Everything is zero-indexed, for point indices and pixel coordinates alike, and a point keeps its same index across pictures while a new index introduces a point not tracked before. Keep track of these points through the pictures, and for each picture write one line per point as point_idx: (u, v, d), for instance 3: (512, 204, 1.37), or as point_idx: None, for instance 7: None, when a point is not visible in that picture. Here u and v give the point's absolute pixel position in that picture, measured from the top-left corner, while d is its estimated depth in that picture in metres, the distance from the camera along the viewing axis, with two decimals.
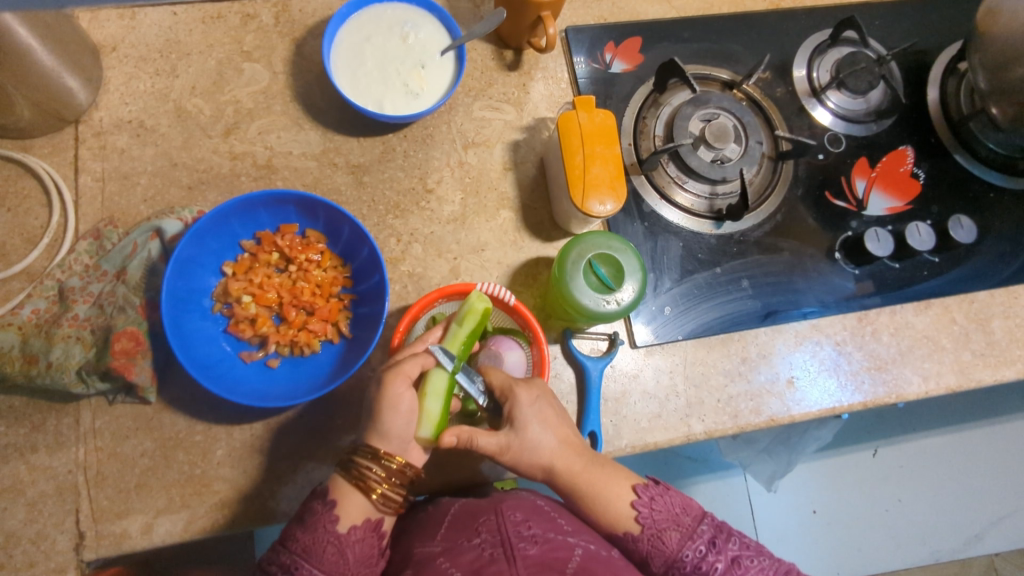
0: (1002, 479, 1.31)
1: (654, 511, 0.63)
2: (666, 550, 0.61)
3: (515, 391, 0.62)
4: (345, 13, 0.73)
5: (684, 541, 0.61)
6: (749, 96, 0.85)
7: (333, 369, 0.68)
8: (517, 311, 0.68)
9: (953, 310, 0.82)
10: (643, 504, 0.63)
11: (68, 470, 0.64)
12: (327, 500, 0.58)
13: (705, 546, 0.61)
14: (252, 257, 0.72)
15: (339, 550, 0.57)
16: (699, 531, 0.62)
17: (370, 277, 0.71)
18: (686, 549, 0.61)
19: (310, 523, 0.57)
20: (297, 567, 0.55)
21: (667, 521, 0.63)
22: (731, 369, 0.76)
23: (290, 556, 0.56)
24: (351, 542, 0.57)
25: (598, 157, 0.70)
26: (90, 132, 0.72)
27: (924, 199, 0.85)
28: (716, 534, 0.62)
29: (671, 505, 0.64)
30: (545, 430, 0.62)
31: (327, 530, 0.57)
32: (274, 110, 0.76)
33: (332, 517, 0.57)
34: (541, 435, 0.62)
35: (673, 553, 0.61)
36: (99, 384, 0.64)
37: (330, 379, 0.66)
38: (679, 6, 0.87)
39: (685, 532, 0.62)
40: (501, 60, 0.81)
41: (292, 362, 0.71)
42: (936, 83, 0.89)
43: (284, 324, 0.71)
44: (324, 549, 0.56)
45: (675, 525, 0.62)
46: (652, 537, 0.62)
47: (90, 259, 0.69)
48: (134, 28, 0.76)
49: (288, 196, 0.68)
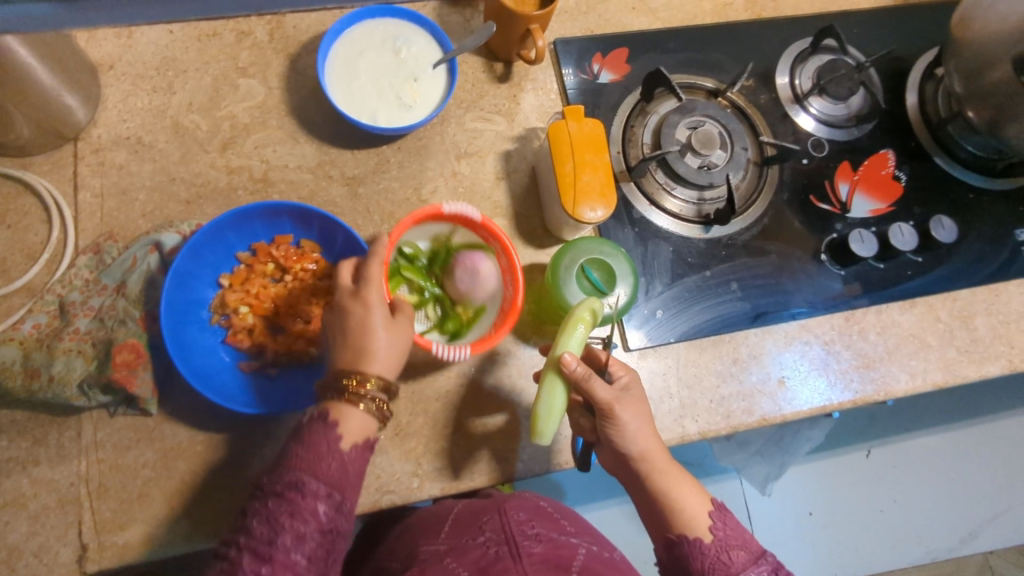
0: (993, 478, 1.33)
1: (727, 527, 0.63)
2: (729, 566, 0.61)
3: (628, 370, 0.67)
4: (339, 29, 0.75)
5: (748, 562, 0.61)
6: (734, 103, 0.87)
7: None
8: (483, 226, 0.69)
9: (938, 309, 0.84)
10: (718, 517, 0.64)
11: (71, 482, 0.65)
12: (327, 421, 0.58)
13: (769, 574, 0.61)
14: (248, 267, 0.73)
15: (342, 466, 0.57)
16: (765, 559, 0.62)
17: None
18: (750, 570, 0.61)
19: (312, 441, 0.57)
20: (305, 487, 0.55)
21: (736, 539, 0.63)
22: (723, 370, 0.78)
23: (293, 473, 0.55)
24: (351, 458, 0.58)
25: (588, 166, 0.71)
26: (89, 148, 0.74)
27: (906, 201, 0.87)
28: (778, 566, 0.62)
29: (741, 529, 0.64)
30: (639, 419, 0.64)
31: (331, 448, 0.56)
32: (270, 125, 0.78)
33: (334, 435, 0.57)
34: (639, 424, 0.64)
35: (735, 571, 0.60)
36: (101, 397, 0.65)
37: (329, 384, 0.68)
38: (664, 17, 0.89)
39: (751, 556, 0.62)
40: (492, 72, 0.83)
41: (291, 371, 0.72)
42: (915, 88, 0.92)
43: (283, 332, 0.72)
44: (328, 463, 0.56)
45: (742, 545, 0.62)
46: (718, 549, 0.62)
47: (90, 273, 0.70)
48: (131, 47, 0.77)
49: (282, 206, 0.69)
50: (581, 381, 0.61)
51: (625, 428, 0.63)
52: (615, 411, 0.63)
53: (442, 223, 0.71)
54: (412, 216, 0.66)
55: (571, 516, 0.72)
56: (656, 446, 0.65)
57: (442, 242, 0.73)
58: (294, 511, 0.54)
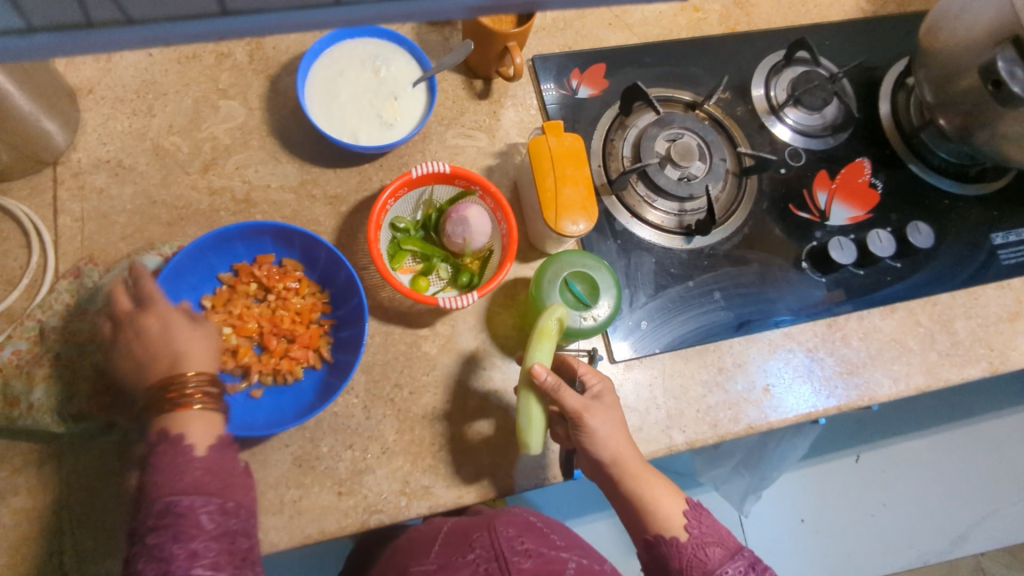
0: (980, 479, 1.34)
1: (702, 525, 0.65)
2: (706, 563, 0.62)
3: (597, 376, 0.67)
4: (318, 49, 0.75)
5: (725, 559, 0.63)
6: (711, 115, 0.89)
7: (322, 393, 0.69)
8: (455, 175, 0.73)
9: (918, 313, 0.85)
10: (693, 515, 0.65)
11: (53, 511, 0.64)
12: (170, 439, 0.59)
13: (746, 568, 0.62)
14: (231, 289, 0.73)
15: (183, 469, 0.58)
16: (740, 554, 0.63)
17: (349, 298, 0.72)
18: (726, 566, 0.62)
19: (159, 459, 0.58)
20: (181, 505, 0.56)
21: (712, 536, 0.64)
22: (709, 380, 0.78)
23: (159, 496, 0.57)
24: (194, 462, 0.59)
25: (569, 179, 0.72)
26: (68, 172, 0.73)
27: (883, 208, 0.88)
28: (754, 560, 0.63)
29: (716, 526, 0.66)
30: (607, 424, 0.64)
31: (187, 459, 0.59)
32: (251, 145, 0.78)
33: (180, 444, 0.59)
34: (609, 429, 0.64)
35: (712, 568, 0.62)
36: (81, 424, 0.64)
37: (317, 402, 0.67)
38: (640, 32, 0.91)
39: (727, 552, 0.63)
40: (472, 89, 0.84)
41: (276, 391, 0.71)
42: (887, 97, 0.94)
43: (266, 352, 0.71)
44: (175, 472, 0.58)
45: (719, 542, 0.64)
46: (695, 547, 0.63)
47: (71, 297, 0.69)
48: (110, 71, 0.77)
49: (264, 226, 0.69)
50: (552, 391, 0.62)
51: (596, 433, 0.64)
52: (585, 419, 0.63)
53: (417, 188, 0.75)
54: (388, 193, 0.70)
55: (561, 530, 0.73)
56: (627, 451, 0.65)
57: (430, 206, 0.77)
58: (178, 532, 0.55)
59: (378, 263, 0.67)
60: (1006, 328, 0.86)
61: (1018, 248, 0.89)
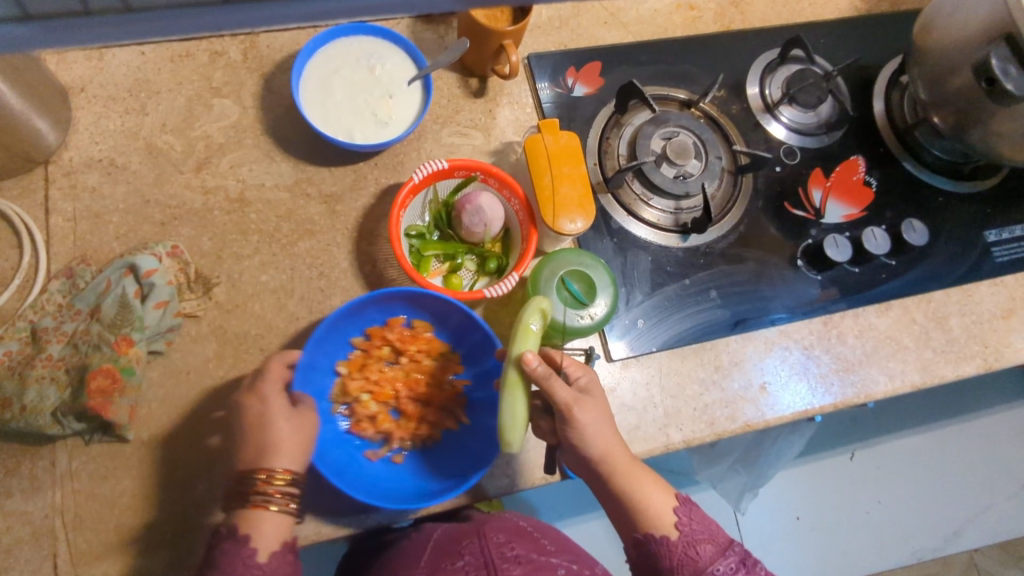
0: (973, 476, 1.34)
1: (693, 522, 0.65)
2: (698, 561, 0.62)
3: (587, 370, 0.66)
4: (313, 47, 0.75)
5: (716, 556, 0.63)
6: (707, 113, 0.89)
7: (469, 455, 0.70)
8: (455, 168, 0.73)
9: (913, 311, 0.85)
10: (684, 513, 0.65)
11: (45, 514, 0.63)
12: (238, 537, 0.57)
13: (736, 564, 0.63)
14: (364, 353, 0.73)
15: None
16: (731, 550, 0.64)
17: (485, 358, 0.73)
18: (717, 563, 0.62)
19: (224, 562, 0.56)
20: None
21: (703, 534, 0.64)
22: (705, 378, 0.78)
23: None
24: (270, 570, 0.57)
25: (566, 177, 0.72)
26: (60, 172, 0.73)
27: (877, 206, 0.89)
28: (745, 555, 0.64)
29: (706, 521, 0.66)
30: (596, 419, 0.63)
31: (248, 565, 0.56)
32: (245, 144, 0.77)
33: (249, 551, 0.57)
34: (598, 423, 0.63)
35: (704, 566, 0.62)
36: (75, 425, 0.64)
37: (466, 467, 0.68)
38: (636, 31, 0.91)
39: (718, 548, 0.64)
40: (467, 88, 0.84)
41: (415, 455, 0.72)
42: (881, 95, 0.94)
43: (405, 417, 0.72)
44: None
45: (710, 539, 0.64)
46: (686, 545, 0.63)
47: (63, 298, 0.68)
48: (102, 69, 0.77)
49: (397, 293, 0.70)
50: (543, 379, 0.60)
51: (585, 429, 0.63)
52: (574, 412, 0.62)
53: (421, 193, 0.74)
54: (398, 204, 0.70)
55: (552, 534, 0.72)
56: (616, 447, 0.64)
57: (436, 207, 0.77)
58: None
59: (404, 266, 0.68)
60: (1000, 325, 0.86)
61: (1011, 245, 0.90)
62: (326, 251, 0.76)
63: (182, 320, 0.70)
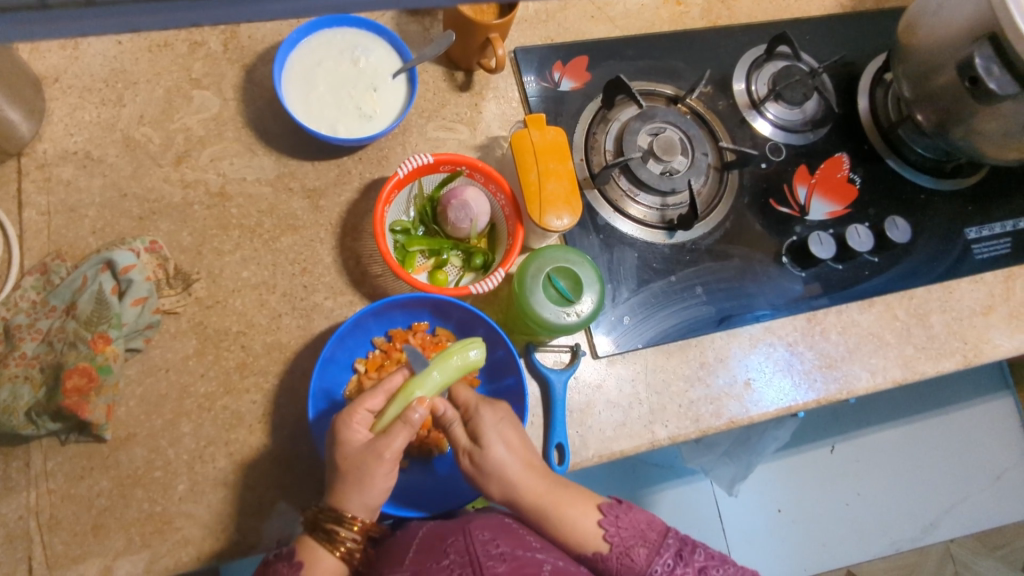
0: (950, 468, 1.37)
1: (621, 528, 0.65)
2: (635, 566, 0.63)
3: (478, 412, 0.64)
4: (295, 39, 0.73)
5: (652, 556, 0.63)
6: (693, 110, 0.89)
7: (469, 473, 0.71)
8: (440, 164, 0.72)
9: (895, 307, 0.86)
10: (610, 522, 0.65)
11: (20, 516, 0.62)
12: (293, 562, 0.58)
13: (673, 559, 0.63)
14: (384, 353, 0.73)
15: None
16: (665, 545, 0.64)
17: (503, 376, 0.72)
18: (655, 563, 0.63)
19: None
20: None
21: (634, 538, 0.64)
22: (691, 374, 0.78)
23: None
24: None
25: (552, 173, 0.71)
26: (34, 164, 0.71)
27: (861, 203, 0.89)
28: (681, 546, 0.65)
29: (637, 522, 0.65)
30: (497, 463, 0.63)
31: None
32: (226, 137, 0.76)
33: None
34: (502, 460, 0.63)
35: (642, 569, 0.63)
36: (50, 425, 0.62)
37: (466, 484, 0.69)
38: (623, 25, 0.90)
39: (653, 547, 0.64)
40: (453, 81, 0.83)
41: (420, 464, 0.72)
42: (866, 92, 0.94)
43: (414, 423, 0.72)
44: None
45: (642, 541, 0.64)
46: (619, 555, 0.64)
47: (37, 295, 0.67)
48: (78, 59, 0.74)
49: (426, 298, 0.70)
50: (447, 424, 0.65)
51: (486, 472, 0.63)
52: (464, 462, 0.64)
53: (406, 187, 0.73)
54: (382, 200, 0.69)
55: None
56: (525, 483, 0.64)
57: (422, 202, 0.76)
58: None
59: (389, 263, 0.67)
60: (979, 321, 0.87)
61: (991, 243, 0.91)
62: (309, 247, 0.74)
63: (161, 317, 0.69)
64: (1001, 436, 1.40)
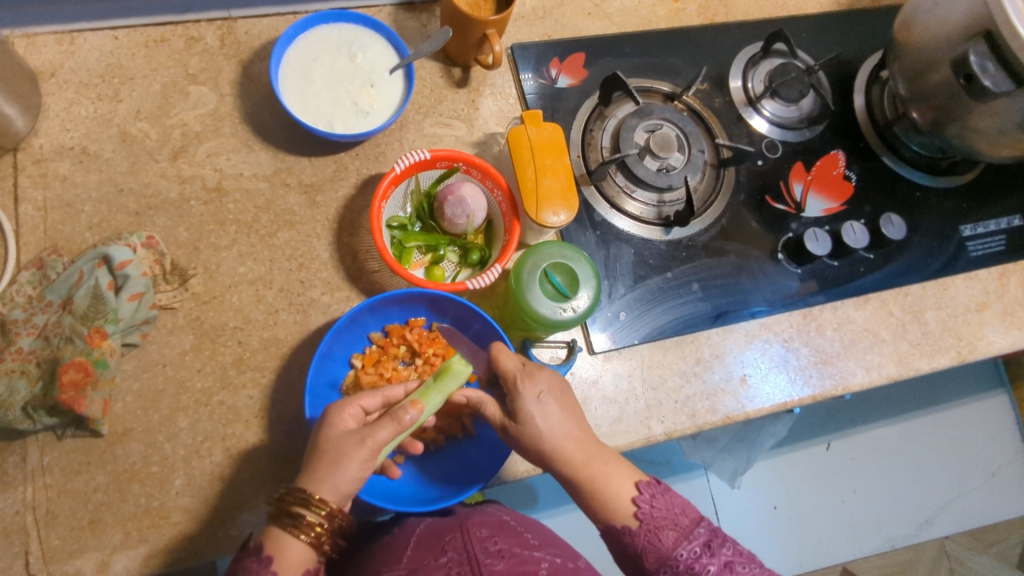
0: (945, 465, 1.37)
1: (655, 508, 0.63)
2: (661, 547, 0.61)
3: (518, 387, 0.64)
4: (292, 34, 0.73)
5: (680, 540, 0.61)
6: (690, 106, 0.89)
7: (463, 468, 0.71)
8: (437, 160, 0.72)
9: (890, 304, 0.87)
10: (644, 500, 0.63)
11: (16, 511, 0.62)
12: (262, 556, 0.55)
13: (700, 548, 0.61)
14: (380, 349, 0.73)
15: None
16: (695, 533, 0.61)
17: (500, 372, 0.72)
18: (680, 548, 0.61)
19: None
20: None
21: (665, 520, 0.63)
22: (687, 370, 0.79)
23: None
24: None
25: (549, 170, 0.71)
26: (30, 159, 0.71)
27: (856, 199, 0.90)
28: (711, 537, 0.62)
29: (671, 505, 0.64)
30: (546, 429, 0.64)
31: None
32: (223, 133, 0.76)
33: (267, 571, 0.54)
34: (545, 429, 0.64)
35: (667, 552, 0.61)
36: (46, 419, 0.62)
37: (459, 479, 0.69)
38: (620, 22, 0.90)
39: (682, 532, 0.62)
40: (450, 78, 0.83)
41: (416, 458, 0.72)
42: (862, 90, 0.95)
43: None
44: None
45: (672, 524, 0.62)
46: (648, 532, 0.62)
47: (34, 290, 0.67)
48: (74, 54, 0.74)
49: (423, 294, 0.70)
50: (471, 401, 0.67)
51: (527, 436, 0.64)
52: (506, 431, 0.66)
53: (403, 183, 0.73)
54: (379, 195, 0.69)
55: (536, 528, 0.71)
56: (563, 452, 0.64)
57: (418, 198, 0.76)
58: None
59: (386, 258, 0.67)
60: (974, 318, 0.87)
61: (986, 240, 0.91)
62: (306, 242, 0.75)
63: (157, 312, 0.69)
64: (996, 433, 1.40)
